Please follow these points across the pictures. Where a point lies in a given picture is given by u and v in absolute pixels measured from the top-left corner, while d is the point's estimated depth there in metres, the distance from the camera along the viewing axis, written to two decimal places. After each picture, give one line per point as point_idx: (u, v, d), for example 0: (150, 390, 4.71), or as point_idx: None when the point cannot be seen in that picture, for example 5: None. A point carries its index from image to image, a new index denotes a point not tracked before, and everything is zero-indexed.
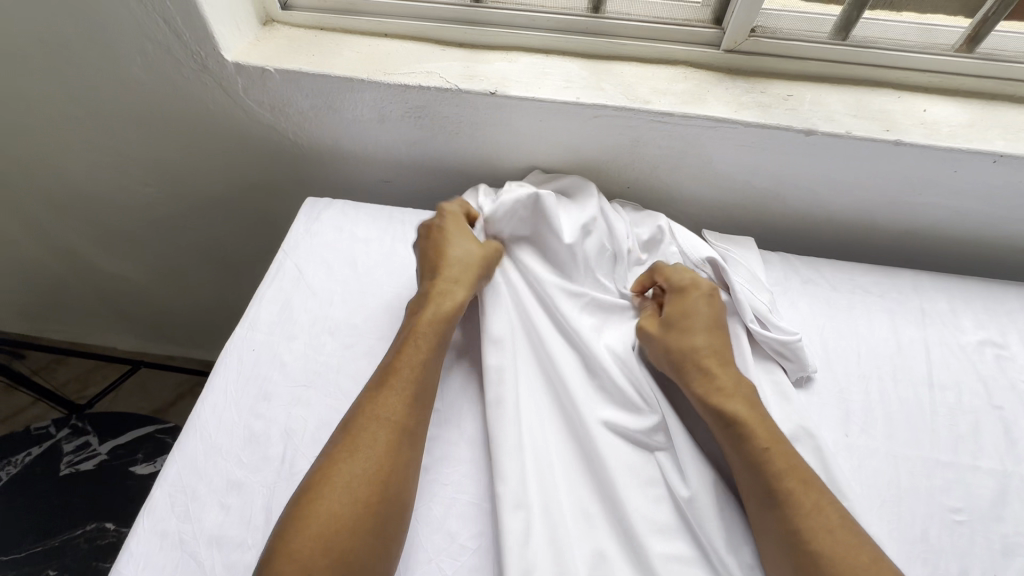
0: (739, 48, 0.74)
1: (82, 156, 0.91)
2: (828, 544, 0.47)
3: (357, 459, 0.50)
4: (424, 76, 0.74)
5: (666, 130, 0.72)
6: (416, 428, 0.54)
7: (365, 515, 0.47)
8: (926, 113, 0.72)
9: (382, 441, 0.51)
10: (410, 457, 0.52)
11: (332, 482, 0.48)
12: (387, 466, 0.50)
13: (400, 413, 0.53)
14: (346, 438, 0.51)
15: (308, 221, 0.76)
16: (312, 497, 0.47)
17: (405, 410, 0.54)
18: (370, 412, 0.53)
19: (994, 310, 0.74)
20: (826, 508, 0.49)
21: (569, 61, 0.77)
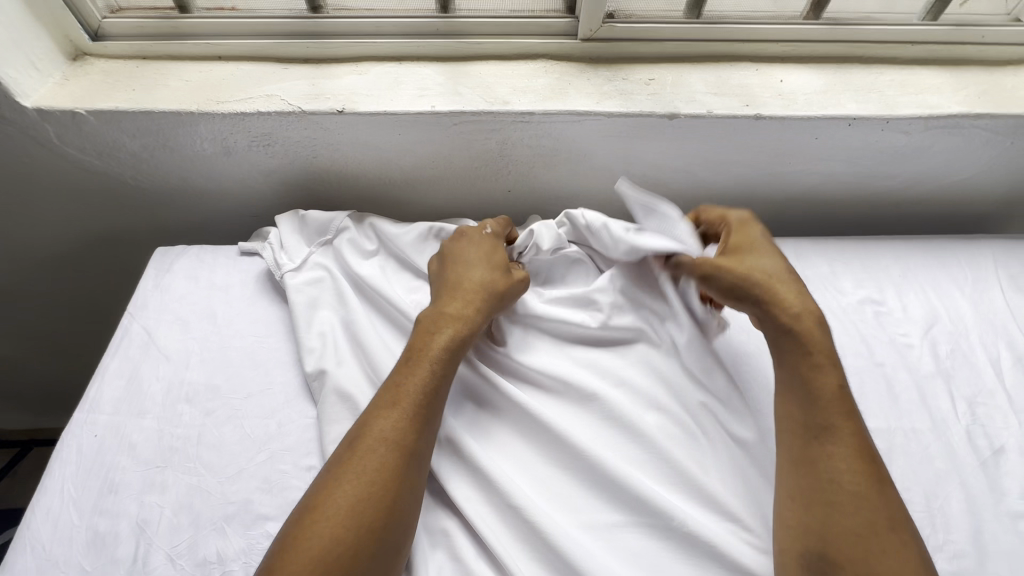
0: (595, 35, 0.72)
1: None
2: (846, 491, 0.47)
3: (371, 437, 0.49)
4: (263, 101, 0.67)
5: (531, 129, 0.69)
6: (438, 403, 0.53)
7: (378, 510, 0.45)
8: (783, 83, 0.72)
9: (397, 421, 0.50)
10: (417, 450, 0.50)
11: (355, 462, 0.48)
12: (393, 469, 0.48)
13: (432, 387, 0.53)
14: (367, 418, 0.51)
15: (158, 274, 0.68)
16: (333, 477, 0.47)
17: (432, 386, 0.53)
18: (404, 390, 0.52)
19: (870, 267, 0.76)
20: (863, 461, 0.48)
21: (424, 67, 0.72)
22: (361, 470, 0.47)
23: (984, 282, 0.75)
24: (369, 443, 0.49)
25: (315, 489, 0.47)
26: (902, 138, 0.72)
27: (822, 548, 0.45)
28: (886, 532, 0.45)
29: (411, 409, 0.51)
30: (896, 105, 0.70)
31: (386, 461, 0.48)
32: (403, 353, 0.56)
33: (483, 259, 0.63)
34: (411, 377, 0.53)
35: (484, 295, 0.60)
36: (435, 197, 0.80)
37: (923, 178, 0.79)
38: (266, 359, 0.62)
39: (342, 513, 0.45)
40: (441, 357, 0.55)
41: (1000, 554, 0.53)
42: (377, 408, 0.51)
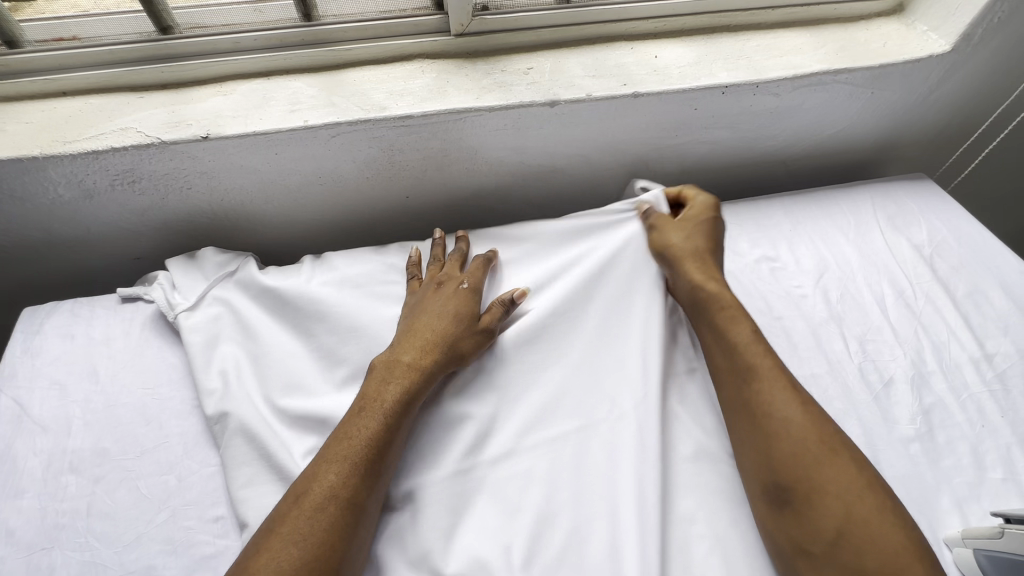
0: (468, 29, 0.70)
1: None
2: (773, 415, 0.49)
3: (317, 490, 0.47)
4: (117, 135, 0.62)
5: (413, 132, 0.67)
6: (388, 454, 0.50)
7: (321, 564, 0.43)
8: (658, 59, 0.74)
9: (345, 473, 0.48)
10: (366, 501, 0.47)
11: (300, 516, 0.45)
12: (338, 523, 0.45)
13: (383, 438, 0.50)
14: (312, 470, 0.48)
15: (27, 338, 0.62)
16: (269, 534, 0.45)
17: (385, 439, 0.50)
18: (352, 443, 0.50)
19: (764, 228, 0.79)
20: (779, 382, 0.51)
21: (295, 80, 0.69)
22: (304, 525, 0.44)
23: (865, 226, 0.80)
24: (317, 494, 0.46)
25: (252, 545, 0.45)
26: (774, 100, 0.75)
27: (775, 476, 0.46)
28: (816, 443, 0.46)
29: (361, 463, 0.48)
30: (763, 70, 0.73)
31: (330, 515, 0.45)
32: (354, 403, 0.53)
33: (447, 308, 0.61)
34: (362, 430, 0.50)
35: (442, 347, 0.57)
36: (331, 214, 0.77)
37: (801, 135, 0.83)
38: (158, 412, 0.58)
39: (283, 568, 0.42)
40: (398, 412, 0.52)
41: (895, 479, 0.57)
42: (322, 458, 0.49)
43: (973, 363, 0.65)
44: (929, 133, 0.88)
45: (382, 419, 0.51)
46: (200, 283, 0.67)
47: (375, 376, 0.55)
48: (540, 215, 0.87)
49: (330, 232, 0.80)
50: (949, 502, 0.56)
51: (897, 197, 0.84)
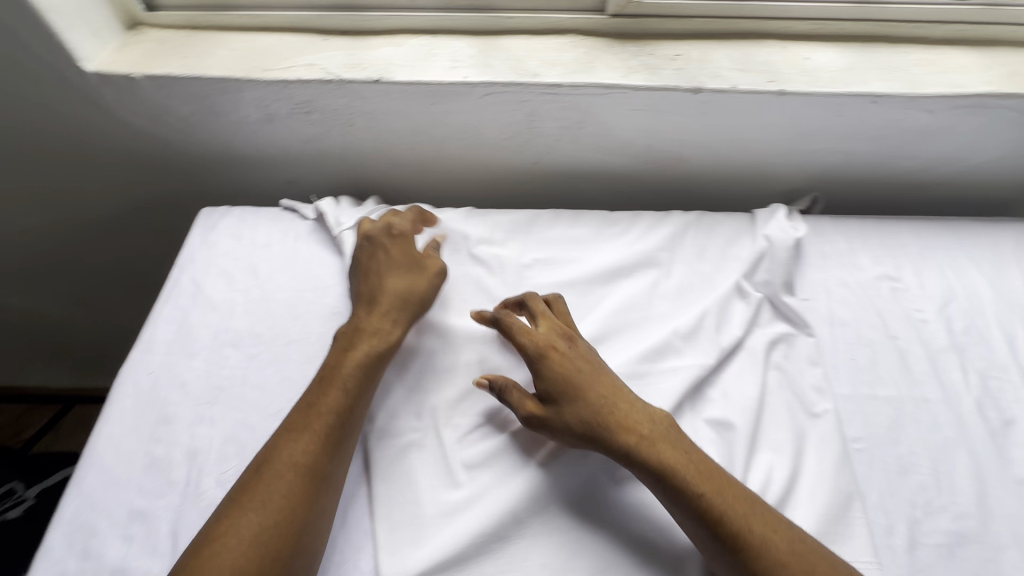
0: (624, 11, 0.73)
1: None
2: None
3: (283, 456, 0.50)
4: (304, 70, 0.71)
5: (559, 101, 0.72)
6: (354, 424, 0.54)
7: (289, 514, 0.47)
8: (808, 61, 0.73)
9: (305, 441, 0.51)
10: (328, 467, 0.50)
11: (269, 476, 0.48)
12: (298, 484, 0.48)
13: (345, 408, 0.54)
14: (292, 434, 0.51)
15: (205, 232, 0.73)
16: (271, 475, 0.48)
17: (346, 410, 0.54)
18: (320, 406, 0.53)
19: (889, 246, 0.77)
20: (739, 493, 0.48)
21: (457, 41, 0.75)
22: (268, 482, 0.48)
23: (1003, 263, 0.75)
24: (292, 446, 0.50)
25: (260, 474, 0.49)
26: (925, 117, 0.73)
27: None
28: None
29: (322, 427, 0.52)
30: (920, 84, 0.71)
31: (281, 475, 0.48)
32: (318, 384, 0.55)
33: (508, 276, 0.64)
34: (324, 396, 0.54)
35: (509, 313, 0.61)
36: (462, 171, 0.83)
37: (946, 159, 0.79)
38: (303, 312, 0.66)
39: (282, 502, 0.47)
40: (356, 380, 0.56)
41: (1002, 516, 0.55)
42: (286, 428, 0.51)
43: None
44: None
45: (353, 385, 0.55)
46: (356, 213, 0.75)
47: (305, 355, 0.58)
48: (654, 203, 0.88)
49: (456, 187, 0.86)
50: None
51: None
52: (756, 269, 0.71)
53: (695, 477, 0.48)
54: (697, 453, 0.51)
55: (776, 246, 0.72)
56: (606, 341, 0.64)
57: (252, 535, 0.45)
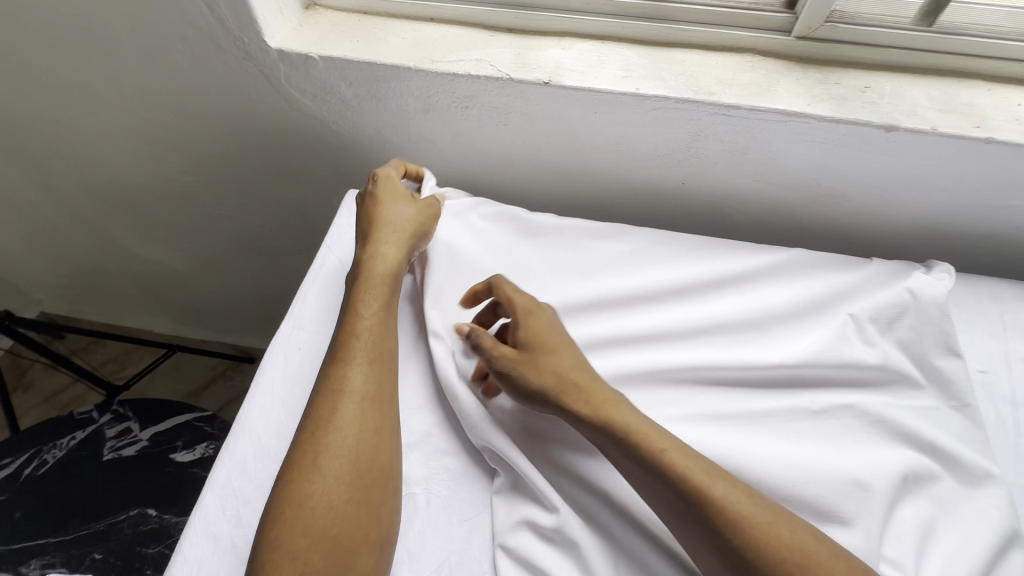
0: (813, 34, 0.68)
1: (103, 135, 0.88)
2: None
3: (325, 397, 0.52)
4: (473, 64, 0.70)
5: (730, 123, 0.68)
6: (384, 363, 0.55)
7: (357, 461, 0.49)
8: (1021, 107, 0.65)
9: (335, 373, 0.53)
10: (364, 407, 0.51)
11: (319, 418, 0.50)
12: (354, 423, 0.50)
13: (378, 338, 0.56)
14: (334, 368, 0.53)
15: (352, 214, 0.74)
16: (322, 418, 0.50)
17: (370, 345, 0.55)
18: (354, 343, 0.55)
19: None
20: (713, 473, 0.47)
21: (626, 49, 0.72)
22: (323, 420, 0.50)
23: None
24: (336, 388, 0.52)
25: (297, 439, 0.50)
26: None
27: None
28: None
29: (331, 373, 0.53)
30: None
31: (324, 413, 0.51)
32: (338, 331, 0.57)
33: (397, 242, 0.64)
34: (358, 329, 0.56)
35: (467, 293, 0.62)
36: (603, 182, 0.80)
37: None
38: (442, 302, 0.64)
39: (336, 462, 0.48)
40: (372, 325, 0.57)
41: None
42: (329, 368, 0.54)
43: None
44: None
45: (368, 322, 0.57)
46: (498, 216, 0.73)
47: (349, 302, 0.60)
48: (799, 240, 0.83)
49: (592, 198, 0.83)
50: None
51: None
52: (902, 325, 0.64)
53: (702, 475, 0.46)
54: (691, 451, 0.49)
55: (923, 302, 0.64)
56: (755, 387, 0.61)
57: (319, 484, 0.47)
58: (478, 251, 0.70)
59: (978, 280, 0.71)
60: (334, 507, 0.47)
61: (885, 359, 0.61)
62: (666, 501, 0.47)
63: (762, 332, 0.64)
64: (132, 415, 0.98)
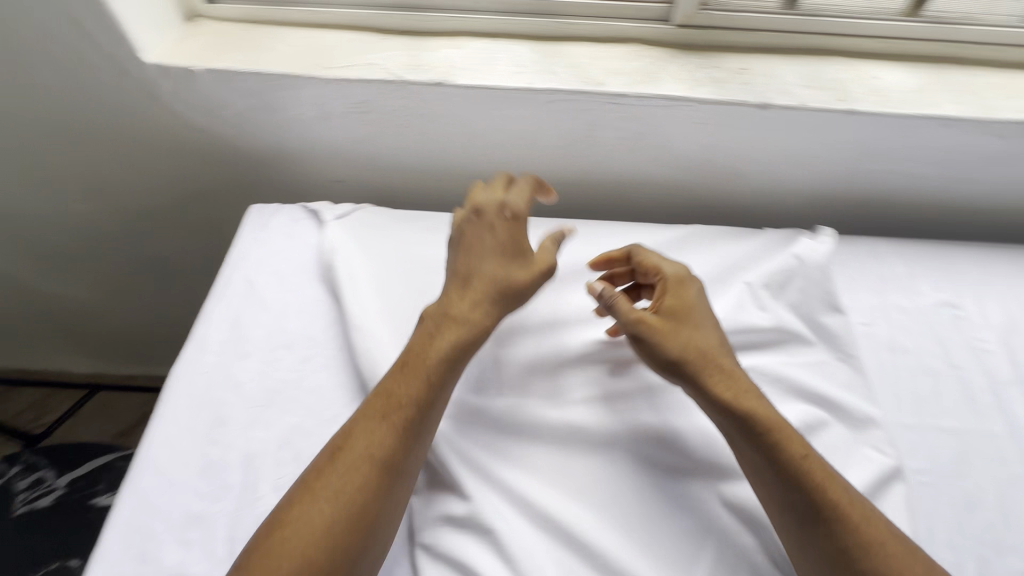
0: (691, 22, 0.72)
1: None
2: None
3: (398, 396, 0.52)
4: (365, 69, 0.70)
5: (621, 111, 0.70)
6: (433, 413, 0.52)
7: (359, 519, 0.46)
8: (877, 79, 0.71)
9: (383, 432, 0.50)
10: (376, 465, 0.48)
11: (335, 472, 0.48)
12: (363, 480, 0.47)
13: (435, 387, 0.53)
14: (354, 424, 0.51)
15: (255, 229, 0.72)
16: (329, 474, 0.48)
17: (430, 396, 0.52)
18: (397, 392, 0.52)
19: (948, 272, 0.75)
20: (832, 476, 0.50)
21: (518, 45, 0.74)
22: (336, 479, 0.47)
23: None
24: (360, 442, 0.49)
25: (293, 491, 0.48)
26: (996, 142, 0.71)
27: None
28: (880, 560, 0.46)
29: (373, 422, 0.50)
30: (993, 108, 0.69)
31: (338, 471, 0.48)
32: (402, 368, 0.54)
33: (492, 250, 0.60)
34: (409, 375, 0.53)
35: (492, 290, 0.58)
36: (512, 177, 0.82)
37: (1008, 187, 0.78)
38: (355, 307, 0.64)
39: (327, 523, 0.45)
40: (444, 367, 0.54)
41: None
42: (400, 370, 0.53)
43: None
44: None
45: (432, 357, 0.54)
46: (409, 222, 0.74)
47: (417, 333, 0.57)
48: (703, 217, 0.87)
49: None
50: None
51: None
52: (793, 288, 0.68)
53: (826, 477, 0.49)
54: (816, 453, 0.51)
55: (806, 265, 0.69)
56: None
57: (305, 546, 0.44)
58: (389, 255, 0.70)
59: (858, 241, 0.78)
60: (352, 513, 0.46)
61: (779, 321, 0.65)
62: (789, 504, 0.49)
63: (667, 308, 0.67)
64: (45, 464, 0.92)
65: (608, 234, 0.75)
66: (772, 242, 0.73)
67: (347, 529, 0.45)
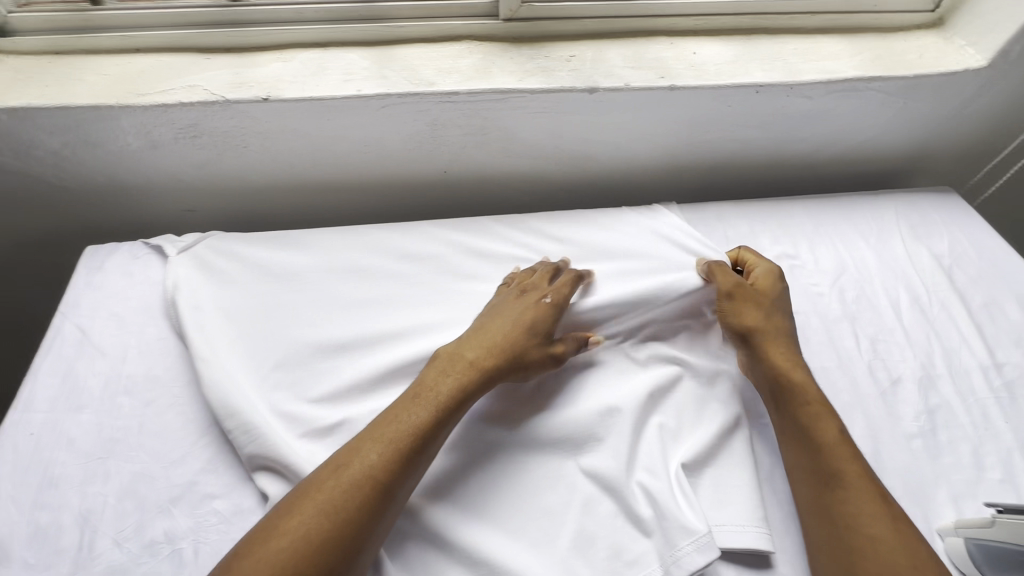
0: (516, 15, 0.74)
1: None
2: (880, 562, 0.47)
3: (407, 420, 0.51)
4: (185, 91, 0.67)
5: (458, 108, 0.71)
6: (430, 449, 0.51)
7: (327, 546, 0.43)
8: (696, 55, 0.76)
9: (384, 453, 0.49)
10: (368, 491, 0.47)
11: (329, 489, 0.46)
12: (346, 504, 0.46)
13: (437, 425, 0.52)
14: (358, 443, 0.50)
15: (90, 273, 0.68)
16: (321, 488, 0.46)
17: (433, 429, 0.51)
18: (404, 418, 0.52)
19: (785, 226, 0.81)
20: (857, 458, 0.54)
21: (350, 53, 0.73)
22: (323, 494, 0.45)
23: (886, 232, 0.82)
24: (364, 462, 0.48)
25: (277, 508, 0.46)
26: (806, 103, 0.77)
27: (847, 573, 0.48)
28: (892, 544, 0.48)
29: (381, 439, 0.50)
30: (798, 72, 0.75)
31: (335, 492, 0.46)
32: (417, 392, 0.54)
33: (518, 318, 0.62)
34: (434, 395, 0.54)
35: (506, 349, 0.59)
36: (370, 184, 0.81)
37: (829, 142, 0.85)
38: (203, 341, 0.61)
39: (298, 542, 0.43)
40: (449, 407, 0.53)
41: (895, 470, 0.59)
42: (412, 398, 0.54)
43: (982, 370, 0.68)
44: (957, 148, 0.89)
45: (461, 379, 0.56)
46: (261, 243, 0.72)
47: (427, 371, 0.57)
48: (568, 203, 0.90)
49: (367, 202, 0.84)
50: (945, 496, 0.58)
51: (922, 207, 0.85)
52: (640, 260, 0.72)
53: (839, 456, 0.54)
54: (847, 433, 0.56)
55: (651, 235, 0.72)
56: None
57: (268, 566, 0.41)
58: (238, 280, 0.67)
59: (704, 207, 0.82)
60: (337, 530, 0.44)
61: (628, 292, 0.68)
62: (812, 466, 0.54)
63: None
64: None
65: (467, 231, 0.76)
66: (618, 224, 0.78)
67: (340, 551, 0.44)
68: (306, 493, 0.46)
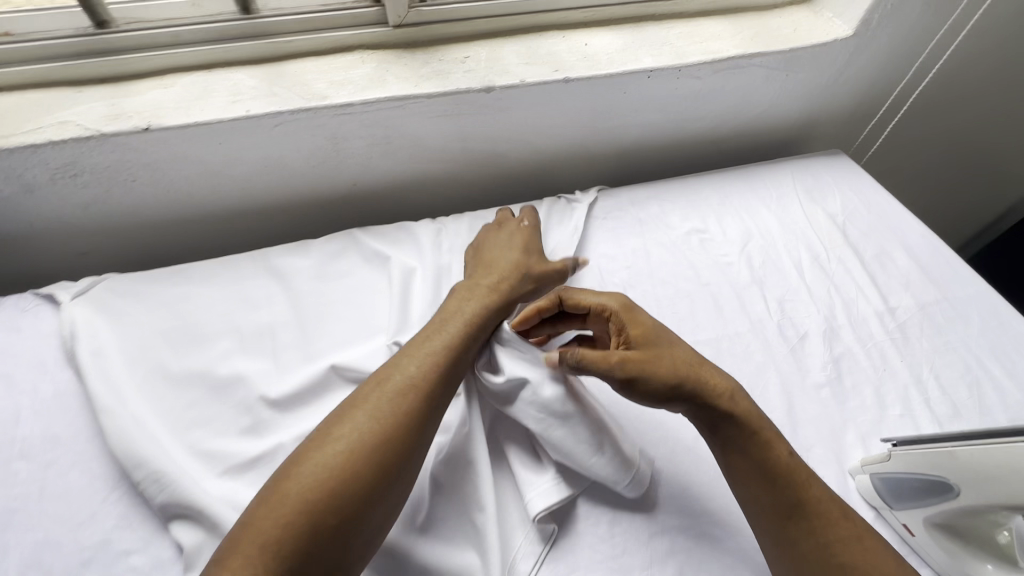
0: (406, 21, 0.73)
1: None
2: None
3: (331, 457, 0.45)
4: (55, 128, 0.62)
5: (356, 119, 0.70)
6: (361, 487, 0.44)
7: None
8: (587, 46, 0.78)
9: (305, 501, 0.43)
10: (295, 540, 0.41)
11: (248, 545, 0.41)
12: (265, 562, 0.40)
13: (366, 456, 0.45)
14: (281, 487, 0.44)
15: None
16: (240, 550, 0.41)
17: (360, 462, 0.45)
18: (328, 450, 0.46)
19: (692, 201, 0.85)
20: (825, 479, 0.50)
21: (235, 73, 0.71)
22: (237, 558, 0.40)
23: (786, 198, 0.86)
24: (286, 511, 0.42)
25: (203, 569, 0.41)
26: (697, 83, 0.81)
27: None
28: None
29: (308, 484, 0.44)
30: (684, 55, 0.78)
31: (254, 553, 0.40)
32: (346, 424, 0.47)
33: (505, 270, 0.64)
34: (357, 430, 0.47)
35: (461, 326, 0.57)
36: (279, 204, 0.79)
37: (725, 117, 0.89)
38: (104, 387, 0.57)
39: None
40: (378, 436, 0.47)
41: (808, 420, 0.63)
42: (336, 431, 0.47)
43: (878, 316, 0.73)
44: (840, 112, 0.96)
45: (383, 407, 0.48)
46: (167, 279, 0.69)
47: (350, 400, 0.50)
48: (486, 199, 0.91)
49: (279, 222, 0.82)
50: (854, 438, 0.62)
51: (815, 171, 0.91)
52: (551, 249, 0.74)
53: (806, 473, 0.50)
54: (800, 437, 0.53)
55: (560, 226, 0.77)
56: None
57: None
58: (141, 321, 0.64)
59: (616, 192, 0.85)
60: None
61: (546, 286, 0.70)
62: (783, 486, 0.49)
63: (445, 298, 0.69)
64: None
65: (383, 240, 0.75)
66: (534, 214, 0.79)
67: None
68: (219, 562, 0.41)
